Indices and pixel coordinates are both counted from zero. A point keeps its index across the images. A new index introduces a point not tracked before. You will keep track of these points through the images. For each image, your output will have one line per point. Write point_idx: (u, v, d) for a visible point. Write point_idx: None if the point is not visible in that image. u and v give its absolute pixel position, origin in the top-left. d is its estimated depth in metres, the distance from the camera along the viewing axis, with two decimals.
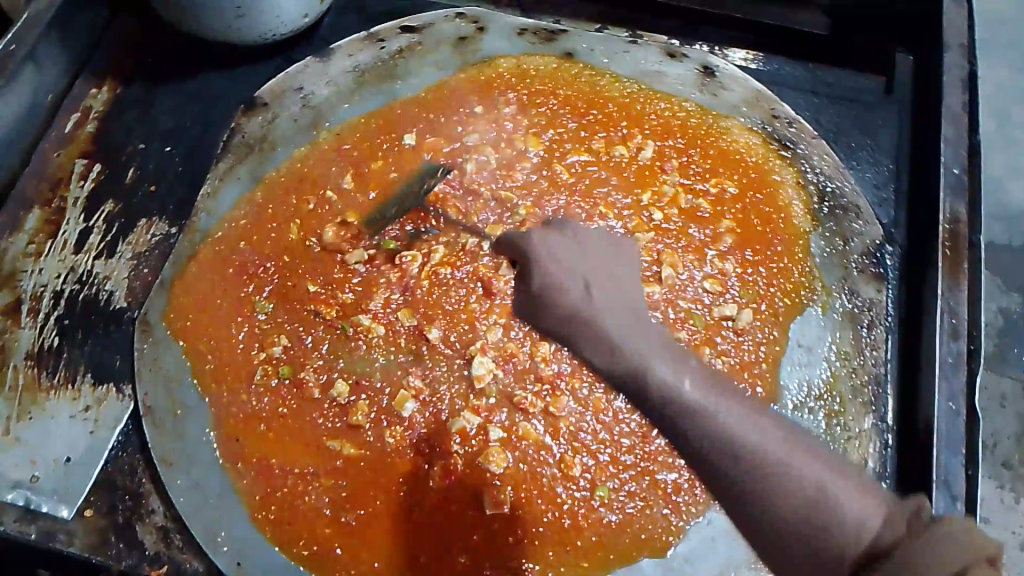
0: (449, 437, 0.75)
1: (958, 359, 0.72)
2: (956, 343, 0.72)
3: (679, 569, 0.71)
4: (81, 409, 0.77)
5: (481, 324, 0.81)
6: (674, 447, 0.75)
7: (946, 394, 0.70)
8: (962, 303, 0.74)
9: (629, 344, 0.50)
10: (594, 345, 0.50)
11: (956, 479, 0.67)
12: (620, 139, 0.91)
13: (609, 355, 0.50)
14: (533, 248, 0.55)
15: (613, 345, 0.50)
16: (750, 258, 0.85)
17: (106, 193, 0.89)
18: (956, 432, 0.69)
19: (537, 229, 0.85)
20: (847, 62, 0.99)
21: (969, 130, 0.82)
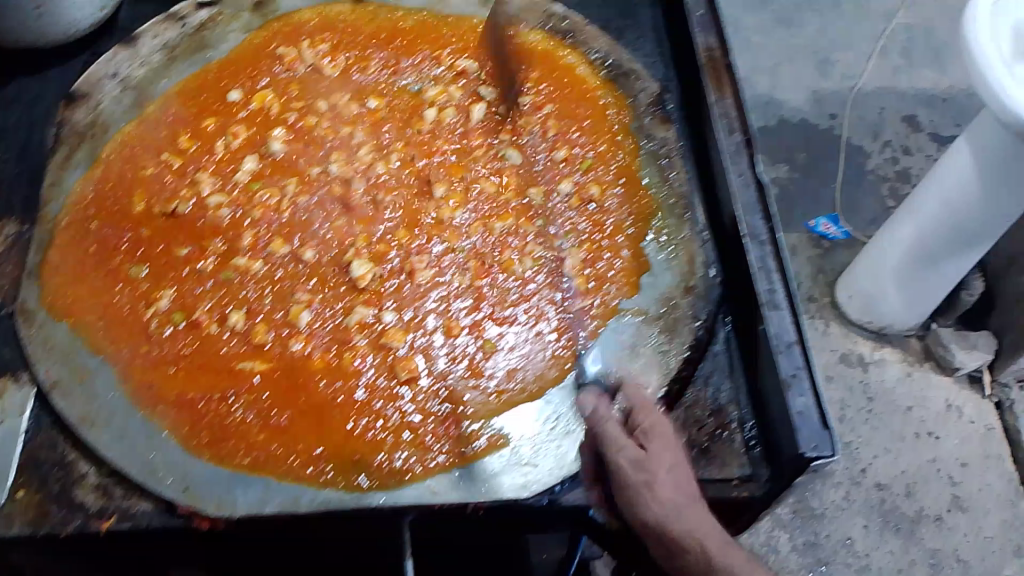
0: (349, 330, 0.83)
1: (738, 148, 0.89)
2: (733, 137, 0.89)
3: (572, 379, 0.83)
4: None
5: (350, 236, 0.88)
6: (538, 288, 0.88)
7: (737, 173, 0.87)
8: (731, 107, 0.91)
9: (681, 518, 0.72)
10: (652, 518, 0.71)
11: (760, 231, 0.84)
12: (425, 59, 1.02)
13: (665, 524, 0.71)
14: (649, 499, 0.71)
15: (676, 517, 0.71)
16: (562, 129, 0.99)
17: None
18: (751, 199, 0.86)
19: (374, 144, 0.95)
20: None
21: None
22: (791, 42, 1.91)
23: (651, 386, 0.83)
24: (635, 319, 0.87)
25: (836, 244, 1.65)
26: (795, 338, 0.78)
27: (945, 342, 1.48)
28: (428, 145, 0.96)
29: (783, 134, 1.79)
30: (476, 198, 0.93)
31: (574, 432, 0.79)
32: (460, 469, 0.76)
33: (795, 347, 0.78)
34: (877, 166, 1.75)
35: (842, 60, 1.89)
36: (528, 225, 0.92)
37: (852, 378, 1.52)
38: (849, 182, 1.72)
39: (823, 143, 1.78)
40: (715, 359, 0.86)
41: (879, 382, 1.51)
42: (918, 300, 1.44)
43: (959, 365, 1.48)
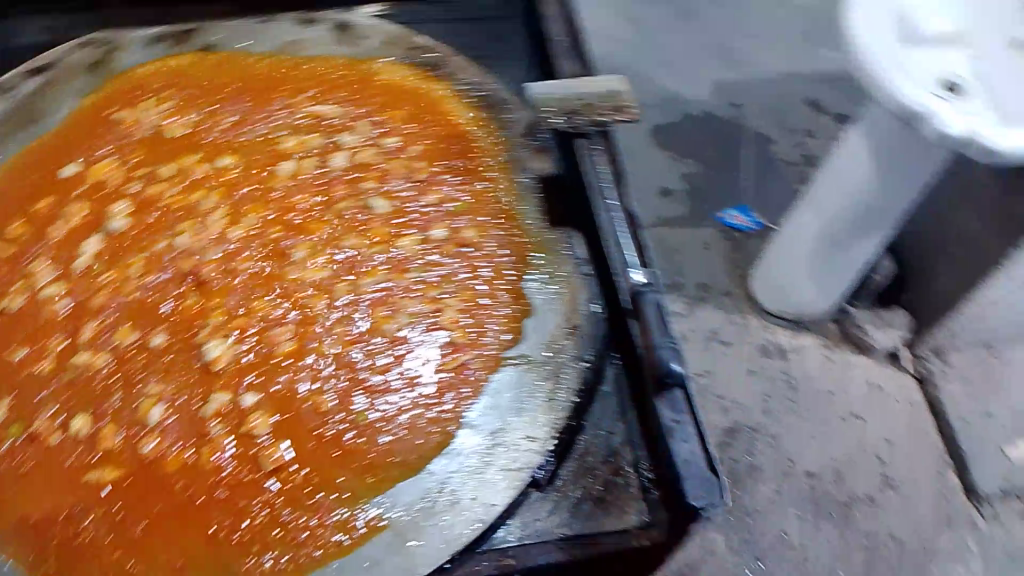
0: (204, 422, 0.76)
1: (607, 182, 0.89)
2: (602, 169, 0.90)
3: (454, 443, 0.78)
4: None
5: (202, 311, 0.82)
6: (411, 352, 0.82)
7: (606, 205, 0.88)
8: (598, 145, 0.92)
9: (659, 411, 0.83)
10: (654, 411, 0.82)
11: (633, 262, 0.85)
12: (279, 106, 0.98)
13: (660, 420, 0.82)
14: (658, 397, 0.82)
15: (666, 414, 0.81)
16: (433, 171, 0.95)
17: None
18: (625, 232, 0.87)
19: (225, 206, 0.89)
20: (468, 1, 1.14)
21: (564, 20, 1.03)
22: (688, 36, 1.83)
23: (538, 440, 0.78)
24: (516, 368, 0.83)
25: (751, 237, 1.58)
26: None
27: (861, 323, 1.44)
28: (288, 202, 0.90)
29: (682, 134, 1.70)
30: (340, 254, 0.87)
31: (458, 502, 0.74)
32: (338, 561, 0.71)
33: None
34: (783, 151, 1.69)
35: (742, 50, 1.81)
36: (399, 278, 0.86)
37: (772, 368, 1.43)
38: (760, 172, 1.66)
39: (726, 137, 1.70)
40: (605, 401, 0.85)
41: (800, 370, 1.43)
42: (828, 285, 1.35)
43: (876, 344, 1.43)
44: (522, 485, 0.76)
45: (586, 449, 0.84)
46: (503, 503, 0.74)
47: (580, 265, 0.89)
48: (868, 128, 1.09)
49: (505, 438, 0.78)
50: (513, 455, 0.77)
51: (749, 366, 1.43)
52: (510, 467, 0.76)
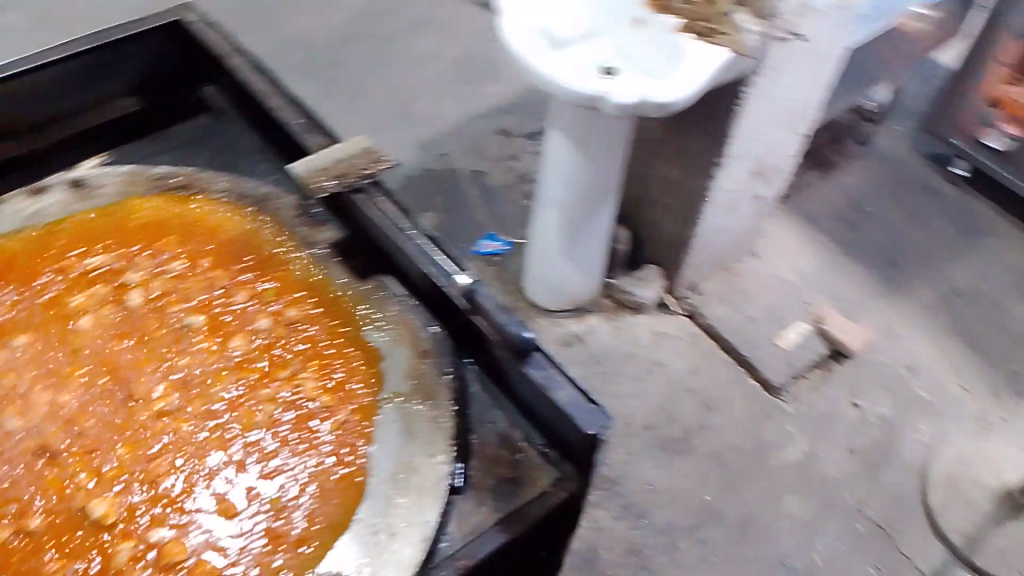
0: (85, 534, 0.76)
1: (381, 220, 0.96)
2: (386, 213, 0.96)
3: (370, 486, 0.82)
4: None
5: (67, 482, 0.79)
6: (285, 449, 0.84)
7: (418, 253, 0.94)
8: (388, 205, 0.97)
9: (579, 415, 0.82)
10: (560, 396, 0.83)
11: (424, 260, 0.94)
12: (65, 323, 0.91)
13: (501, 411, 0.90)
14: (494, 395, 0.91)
15: (571, 405, 0.82)
16: (239, 410, 0.86)
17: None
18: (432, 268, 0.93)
19: (24, 389, 0.85)
20: (166, 102, 1.15)
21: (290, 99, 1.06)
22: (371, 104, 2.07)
23: (435, 475, 0.83)
24: (392, 412, 0.88)
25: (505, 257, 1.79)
26: (554, 373, 0.84)
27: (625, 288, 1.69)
28: (105, 450, 0.81)
29: None
30: (178, 399, 0.86)
31: (398, 534, 0.78)
32: None
33: (556, 374, 0.85)
34: (499, 177, 1.95)
35: (419, 101, 2.10)
36: (232, 397, 0.87)
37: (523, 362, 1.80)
38: (484, 199, 1.91)
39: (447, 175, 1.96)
40: (489, 422, 0.89)
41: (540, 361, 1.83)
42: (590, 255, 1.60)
43: (646, 300, 1.68)
44: (445, 497, 0.82)
45: (482, 443, 0.87)
46: (436, 515, 0.80)
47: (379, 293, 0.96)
48: (560, 123, 1.38)
49: (396, 478, 0.83)
50: (426, 478, 0.82)
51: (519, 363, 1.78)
52: (421, 516, 0.80)
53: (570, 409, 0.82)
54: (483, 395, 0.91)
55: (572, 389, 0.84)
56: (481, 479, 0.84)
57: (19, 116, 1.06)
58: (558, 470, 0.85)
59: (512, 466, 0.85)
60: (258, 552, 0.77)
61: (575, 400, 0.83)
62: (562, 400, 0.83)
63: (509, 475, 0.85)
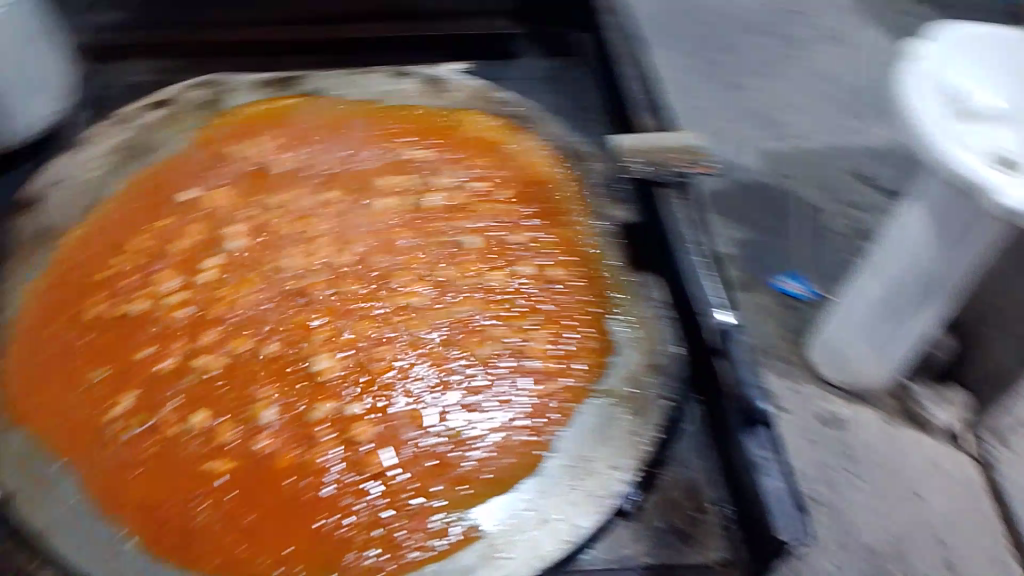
0: (302, 379, 0.85)
1: (677, 219, 0.95)
2: (683, 217, 0.95)
3: (546, 462, 0.82)
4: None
5: (311, 328, 0.88)
6: (489, 389, 0.86)
7: (696, 269, 0.91)
8: (683, 212, 0.96)
9: (776, 515, 0.74)
10: (764, 485, 0.76)
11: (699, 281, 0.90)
12: (372, 193, 0.99)
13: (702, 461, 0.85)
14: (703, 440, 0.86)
15: (772, 500, 0.75)
16: (468, 337, 0.89)
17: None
18: (699, 290, 0.90)
19: (314, 233, 0.95)
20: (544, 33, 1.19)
21: (644, 70, 1.05)
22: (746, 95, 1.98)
23: (608, 486, 0.80)
24: (599, 404, 0.86)
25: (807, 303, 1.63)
26: (771, 458, 0.77)
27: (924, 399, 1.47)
28: (350, 313, 0.90)
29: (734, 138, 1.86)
30: (425, 302, 0.91)
31: (549, 521, 0.78)
32: (434, 566, 0.75)
33: (772, 460, 0.77)
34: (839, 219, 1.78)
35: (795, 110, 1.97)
36: (466, 321, 0.90)
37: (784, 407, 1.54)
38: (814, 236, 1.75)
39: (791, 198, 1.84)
40: (688, 468, 0.84)
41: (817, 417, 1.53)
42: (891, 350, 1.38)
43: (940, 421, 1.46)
44: (608, 512, 0.79)
45: (669, 482, 0.83)
46: (592, 524, 0.78)
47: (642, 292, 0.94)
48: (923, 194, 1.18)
49: (575, 467, 0.81)
50: (600, 483, 0.80)
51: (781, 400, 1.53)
52: (577, 517, 0.78)
53: (768, 505, 0.74)
54: (693, 437, 0.86)
55: (784, 483, 0.76)
56: (649, 514, 0.81)
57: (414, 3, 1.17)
58: (729, 548, 0.79)
59: (685, 519, 0.81)
60: (426, 469, 0.81)
61: (779, 495, 0.75)
62: (761, 487, 0.76)
63: (680, 526, 0.80)
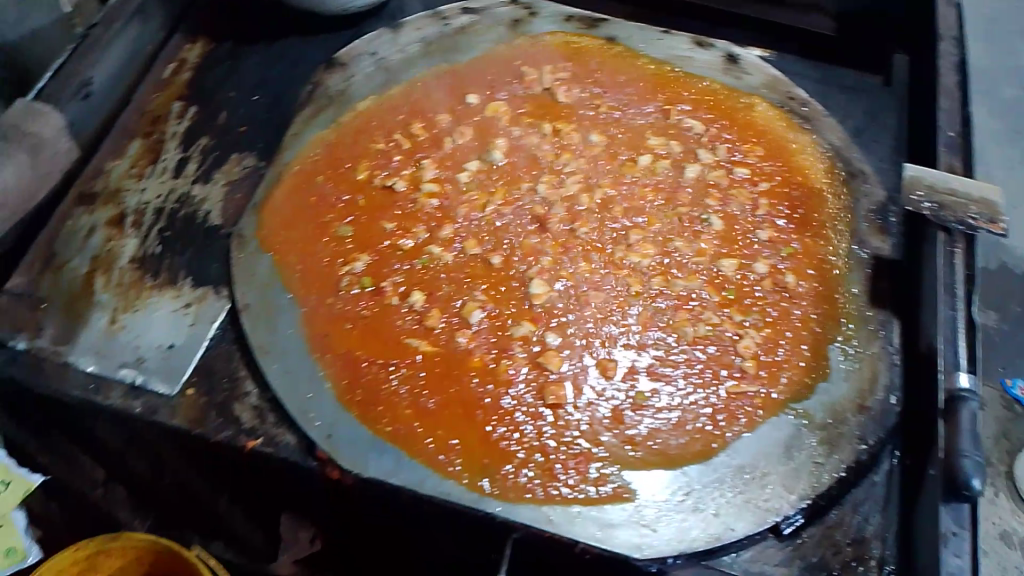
0: (514, 296, 0.89)
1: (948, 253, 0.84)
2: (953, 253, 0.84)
3: (718, 456, 0.80)
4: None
5: (537, 255, 0.92)
6: (684, 369, 0.85)
7: (949, 309, 0.80)
8: (960, 254, 0.84)
9: None
10: (948, 559, 0.68)
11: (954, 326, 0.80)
12: (634, 149, 1.00)
13: (881, 516, 0.79)
14: (889, 499, 0.80)
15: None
16: (682, 312, 0.88)
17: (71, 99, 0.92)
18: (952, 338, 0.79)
19: (567, 170, 0.98)
20: (861, 42, 1.11)
21: (961, 102, 0.95)
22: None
23: (773, 502, 0.78)
24: (792, 421, 0.82)
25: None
26: (966, 535, 0.69)
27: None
28: (577, 252, 0.92)
29: None
30: (650, 269, 0.91)
31: (702, 512, 0.77)
32: (580, 508, 0.77)
33: (965, 538, 0.69)
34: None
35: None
36: (684, 296, 0.89)
37: None
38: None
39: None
40: (864, 518, 0.79)
41: None
42: None
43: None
44: (765, 527, 0.76)
45: (838, 522, 0.79)
46: (744, 531, 0.76)
47: (879, 332, 0.89)
48: None
49: (746, 473, 0.79)
50: (766, 496, 0.78)
51: None
52: (732, 519, 0.77)
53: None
54: (880, 491, 0.81)
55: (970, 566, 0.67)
56: (806, 546, 0.77)
57: None
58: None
59: (842, 565, 0.77)
60: (600, 418, 0.82)
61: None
62: (944, 563, 0.68)
63: (834, 569, 0.76)
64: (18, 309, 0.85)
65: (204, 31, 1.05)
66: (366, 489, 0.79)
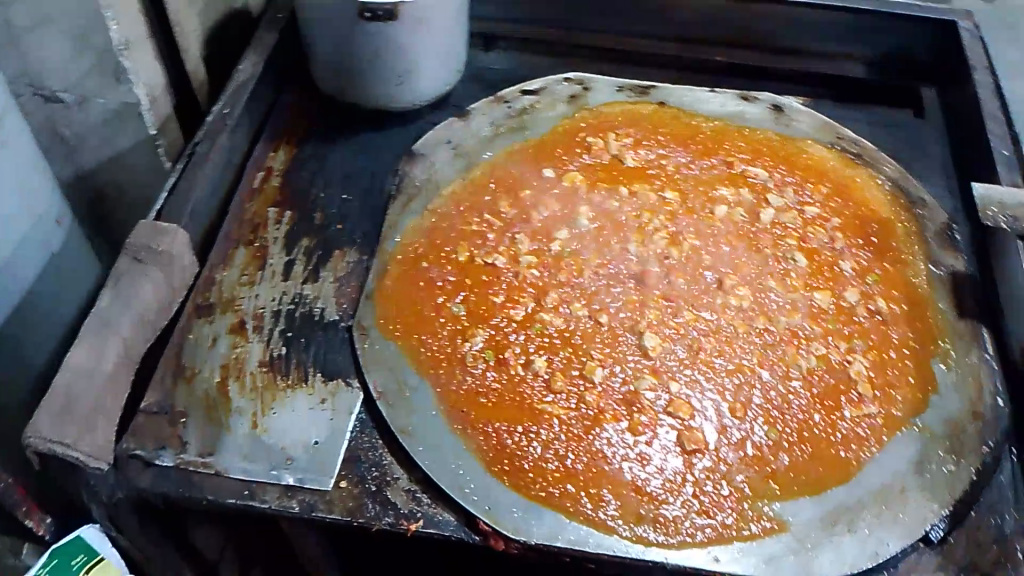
0: (628, 353, 0.93)
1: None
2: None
3: (856, 476, 0.85)
4: (132, 248, 0.90)
5: (644, 310, 0.97)
6: (804, 400, 0.90)
7: None
8: None
9: None
10: None
11: None
12: (708, 199, 1.08)
13: (1015, 514, 0.84)
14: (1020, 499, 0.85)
15: None
16: (791, 346, 0.94)
17: (184, 212, 0.96)
18: None
19: (653, 228, 1.04)
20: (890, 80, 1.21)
21: (1006, 124, 1.06)
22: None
23: (919, 514, 0.82)
24: (917, 433, 0.87)
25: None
26: None
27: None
28: (680, 304, 0.97)
29: None
30: (751, 310, 0.97)
31: (857, 533, 0.80)
32: (740, 544, 0.80)
33: None
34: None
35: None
36: (788, 332, 0.95)
37: None
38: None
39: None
40: (999, 520, 0.83)
41: None
42: None
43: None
44: (917, 538, 0.80)
45: (979, 525, 0.83)
46: (899, 545, 0.80)
47: (976, 343, 0.94)
48: None
49: (888, 491, 0.83)
50: (912, 510, 0.82)
51: None
52: (886, 536, 0.80)
53: None
54: (1009, 491, 0.85)
55: None
56: (956, 550, 0.81)
57: (773, 38, 1.23)
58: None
59: (993, 564, 0.80)
60: (742, 456, 0.86)
61: None
62: None
63: (987, 569, 0.80)
64: (160, 425, 0.87)
65: (285, 137, 1.12)
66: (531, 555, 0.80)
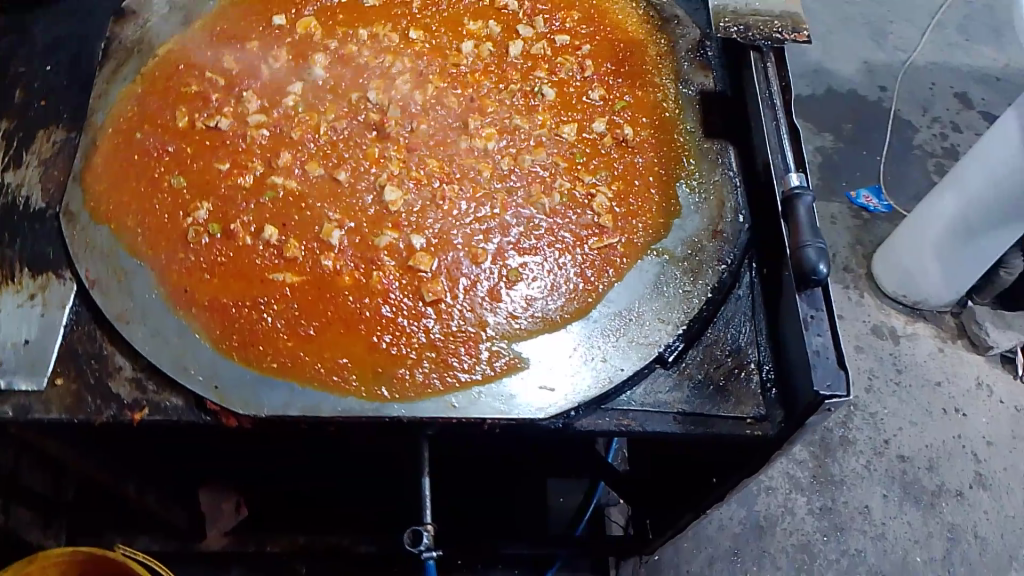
0: (365, 210, 0.88)
1: (760, 67, 0.91)
2: (762, 65, 0.91)
3: (593, 309, 0.84)
4: None
5: (384, 160, 0.91)
6: (547, 239, 0.88)
7: (770, 118, 0.87)
8: (772, 65, 0.90)
9: (817, 369, 0.72)
10: (812, 338, 0.74)
11: (770, 136, 0.86)
12: (459, 36, 1.02)
13: (747, 324, 0.85)
14: (756, 308, 0.86)
15: (817, 352, 0.73)
16: (535, 185, 0.91)
17: None
18: (782, 142, 0.86)
19: (396, 72, 0.98)
20: None
21: None
22: (834, 20, 2.20)
23: (653, 337, 0.82)
24: (657, 260, 0.87)
25: (877, 215, 1.88)
26: (825, 313, 0.75)
27: (980, 320, 1.68)
28: (423, 151, 0.92)
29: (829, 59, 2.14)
30: (494, 152, 0.93)
31: (591, 361, 0.81)
32: (479, 388, 0.79)
33: (823, 318, 0.75)
34: (925, 140, 2.01)
35: (890, 38, 2.16)
36: (534, 171, 0.92)
37: (879, 346, 1.72)
38: (896, 154, 1.98)
39: (867, 114, 2.04)
40: (737, 333, 0.84)
41: (909, 352, 1.71)
42: (948, 286, 1.66)
43: (992, 343, 1.67)
44: (650, 360, 0.81)
45: (715, 340, 0.84)
46: (632, 368, 0.80)
47: (721, 162, 0.93)
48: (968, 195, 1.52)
49: (624, 319, 0.83)
50: (646, 333, 0.83)
51: (854, 336, 1.73)
52: (617, 362, 0.81)
53: (809, 356, 0.73)
54: (746, 302, 0.86)
55: (833, 339, 0.74)
56: (690, 367, 0.82)
57: None
58: (765, 408, 0.80)
59: (726, 375, 0.81)
60: (480, 301, 0.84)
61: (824, 352, 0.73)
62: (810, 344, 0.74)
63: (719, 381, 0.81)
64: None
65: None
66: (266, 427, 0.76)
